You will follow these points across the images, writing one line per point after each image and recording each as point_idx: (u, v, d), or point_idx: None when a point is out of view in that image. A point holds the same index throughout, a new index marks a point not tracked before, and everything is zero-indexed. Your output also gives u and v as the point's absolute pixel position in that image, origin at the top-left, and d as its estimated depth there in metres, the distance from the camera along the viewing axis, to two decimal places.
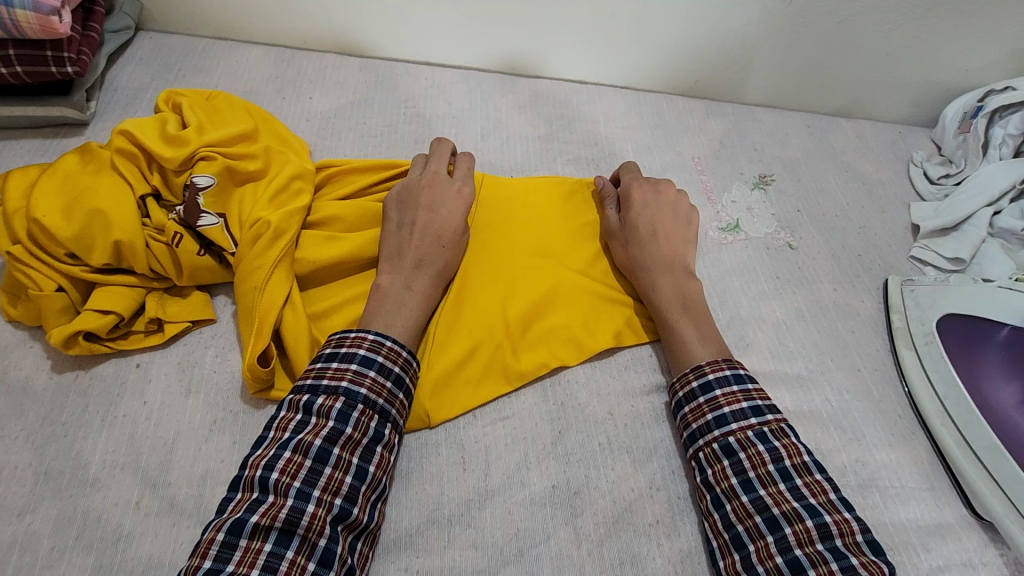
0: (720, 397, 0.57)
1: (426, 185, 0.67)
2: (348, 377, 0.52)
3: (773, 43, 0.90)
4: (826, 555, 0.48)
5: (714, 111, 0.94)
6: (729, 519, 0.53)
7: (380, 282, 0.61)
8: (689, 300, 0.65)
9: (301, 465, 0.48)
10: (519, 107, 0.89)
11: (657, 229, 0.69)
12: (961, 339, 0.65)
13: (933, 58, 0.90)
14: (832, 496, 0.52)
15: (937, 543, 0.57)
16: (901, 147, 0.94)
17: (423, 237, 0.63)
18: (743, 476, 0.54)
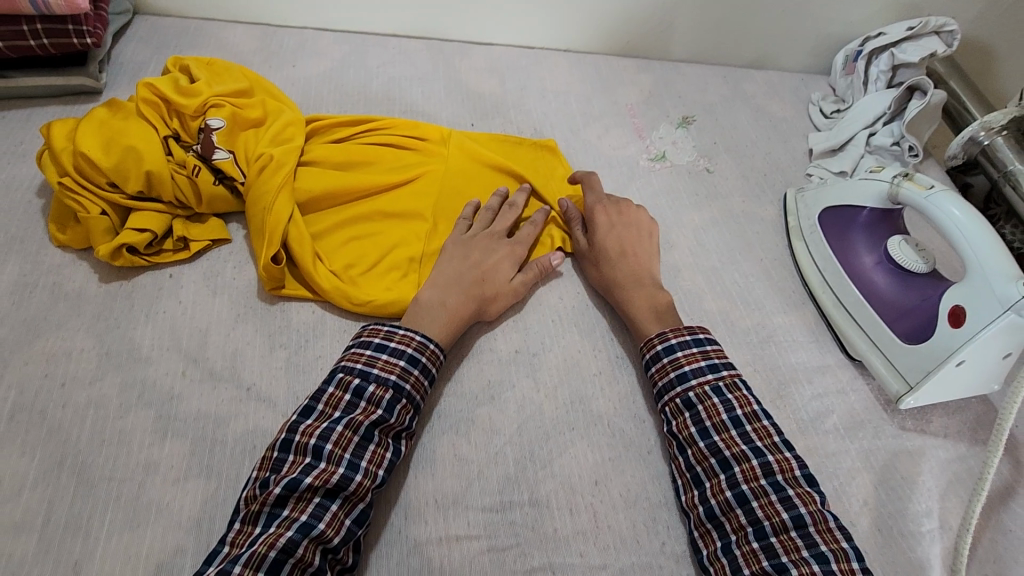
0: (682, 358, 0.65)
1: (477, 236, 0.74)
2: (396, 372, 0.60)
3: (689, 5, 1.05)
4: (767, 488, 0.56)
5: (644, 67, 1.10)
6: (690, 462, 0.61)
7: (421, 296, 0.68)
8: (663, 312, 0.71)
9: (351, 440, 0.55)
10: (476, 70, 1.03)
11: (625, 248, 0.75)
12: (835, 224, 0.80)
13: (823, 12, 1.07)
14: (777, 439, 0.60)
15: (818, 377, 0.73)
16: (803, 90, 1.11)
17: (468, 277, 0.70)
18: (701, 425, 0.61)
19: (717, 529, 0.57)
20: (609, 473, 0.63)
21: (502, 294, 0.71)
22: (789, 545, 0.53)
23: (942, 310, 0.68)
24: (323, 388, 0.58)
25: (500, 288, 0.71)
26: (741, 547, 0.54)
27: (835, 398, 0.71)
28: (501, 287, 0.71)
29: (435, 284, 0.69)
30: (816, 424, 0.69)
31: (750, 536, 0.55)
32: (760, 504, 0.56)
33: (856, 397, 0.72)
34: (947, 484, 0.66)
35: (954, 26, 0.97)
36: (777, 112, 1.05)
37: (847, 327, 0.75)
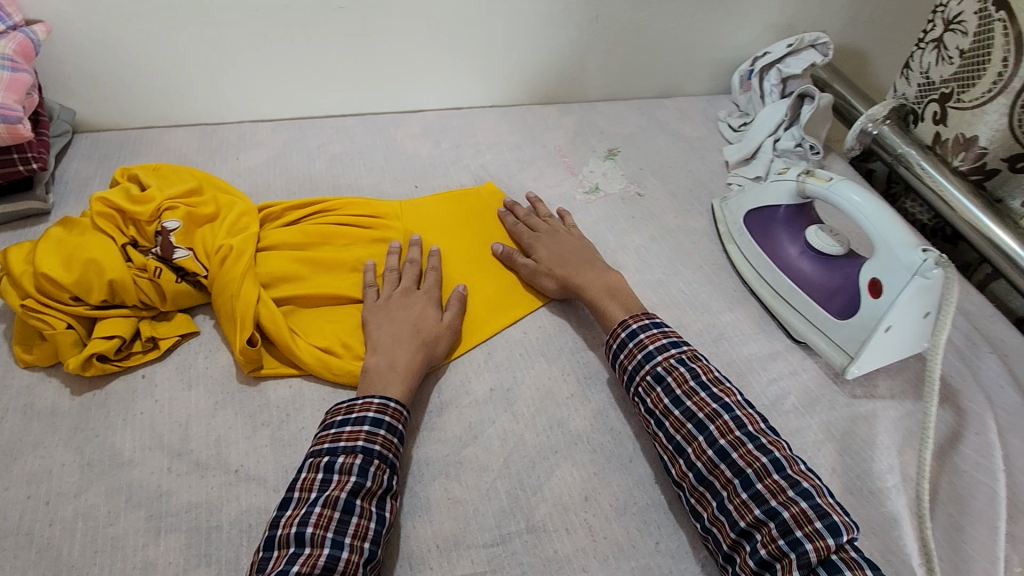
0: (646, 340, 0.70)
1: (392, 296, 0.77)
2: (363, 437, 0.61)
3: (595, 52, 1.17)
4: (743, 439, 0.61)
5: (566, 111, 1.19)
6: (670, 433, 0.65)
7: (369, 364, 0.69)
8: (616, 288, 0.78)
9: (331, 518, 0.56)
10: (412, 135, 1.10)
11: (565, 254, 0.84)
12: (759, 224, 0.88)
13: (712, 42, 1.20)
14: (740, 398, 0.66)
15: (771, 363, 0.79)
16: (710, 111, 1.22)
17: (402, 333, 0.72)
18: (673, 395, 0.66)
19: (709, 489, 0.60)
20: (597, 488, 0.66)
21: (442, 334, 0.74)
22: (774, 489, 0.57)
23: (862, 286, 0.75)
24: (298, 477, 0.59)
25: (438, 330, 0.74)
26: (733, 501, 0.58)
27: (789, 380, 0.77)
28: (436, 328, 0.74)
29: (378, 350, 0.71)
30: (776, 406, 0.74)
31: (739, 488, 0.58)
32: (739, 455, 0.60)
33: (808, 375, 0.78)
34: (902, 439, 0.72)
35: (825, 38, 1.11)
36: (690, 134, 1.17)
37: (787, 314, 0.82)
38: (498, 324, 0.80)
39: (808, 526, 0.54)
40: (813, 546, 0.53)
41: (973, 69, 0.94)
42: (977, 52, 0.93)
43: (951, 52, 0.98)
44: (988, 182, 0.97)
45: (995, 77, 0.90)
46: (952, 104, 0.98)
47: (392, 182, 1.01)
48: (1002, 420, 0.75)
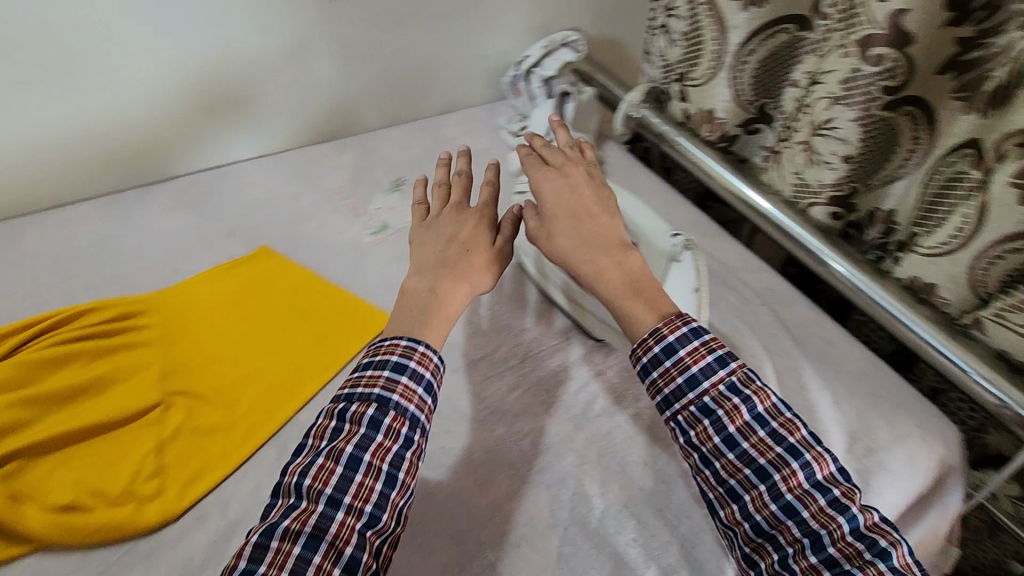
0: (686, 357, 0.62)
1: (443, 215, 0.75)
2: (381, 384, 0.59)
3: (358, 82, 1.11)
4: (812, 493, 0.57)
5: (344, 146, 1.12)
6: (721, 476, 0.60)
7: (408, 286, 0.68)
8: (638, 281, 0.67)
9: (332, 472, 0.54)
10: (167, 209, 0.96)
11: (578, 214, 0.71)
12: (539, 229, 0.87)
13: (476, 51, 1.19)
14: (804, 432, 0.60)
15: (578, 370, 0.79)
16: (493, 120, 1.22)
17: (448, 247, 0.70)
18: (724, 433, 0.60)
19: (770, 542, 0.58)
20: (418, 563, 0.62)
21: (487, 262, 0.71)
22: (849, 552, 0.55)
23: None
24: (315, 425, 0.59)
25: (486, 256, 0.71)
26: (800, 562, 0.56)
27: (596, 382, 0.78)
28: (485, 254, 0.71)
29: (419, 272, 0.69)
30: (587, 414, 0.74)
31: (807, 551, 0.56)
32: (810, 513, 0.56)
33: (613, 372, 0.79)
34: None
35: (574, 36, 1.17)
36: (475, 147, 1.15)
37: (583, 316, 0.82)
38: (284, 414, 0.71)
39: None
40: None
41: (695, 49, 1.02)
42: (694, 34, 1.00)
43: (675, 34, 1.04)
44: (733, 146, 1.08)
45: (712, 55, 0.99)
46: (688, 83, 1.06)
47: (145, 271, 0.88)
48: (778, 365, 0.82)
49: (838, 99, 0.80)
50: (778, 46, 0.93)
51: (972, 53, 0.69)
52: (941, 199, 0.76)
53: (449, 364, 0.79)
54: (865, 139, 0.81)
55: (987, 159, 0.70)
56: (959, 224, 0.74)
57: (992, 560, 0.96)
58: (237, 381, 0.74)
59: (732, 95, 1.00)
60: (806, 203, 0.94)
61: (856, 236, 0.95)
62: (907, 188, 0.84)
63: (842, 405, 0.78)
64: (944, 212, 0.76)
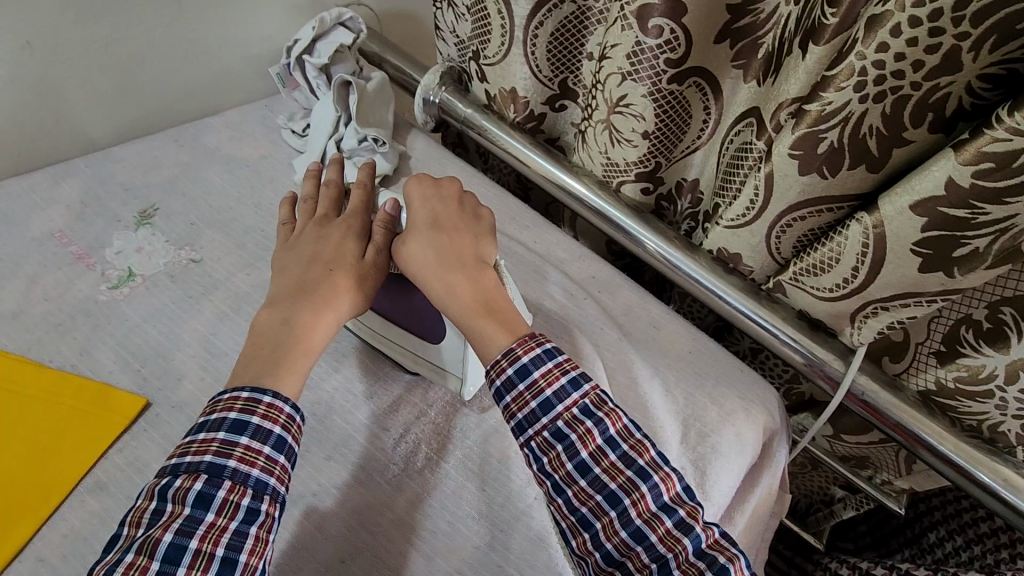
0: (540, 381, 0.57)
1: (309, 229, 0.72)
2: (214, 447, 0.52)
3: (63, 87, 0.85)
4: (660, 515, 0.53)
5: (63, 173, 0.86)
6: (574, 504, 0.55)
7: (263, 319, 0.62)
8: (492, 300, 0.62)
9: (146, 569, 0.46)
10: None
11: (439, 225, 0.67)
12: None
13: (230, 34, 0.97)
14: (654, 452, 0.56)
15: (395, 416, 0.68)
16: (271, 118, 1.02)
17: (306, 267, 0.66)
18: (577, 459, 0.55)
19: (620, 570, 0.53)
20: None
21: (359, 276, 0.66)
22: (692, 573, 0.51)
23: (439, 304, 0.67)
24: (133, 508, 0.51)
25: (354, 271, 0.66)
26: None
27: (417, 426, 0.67)
28: (352, 267, 0.66)
29: (276, 300, 0.64)
30: (408, 469, 0.64)
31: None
32: (658, 536, 0.52)
33: (435, 410, 0.69)
34: None
35: (348, 13, 1.01)
36: (250, 154, 0.96)
37: (391, 350, 0.71)
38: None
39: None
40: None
41: (483, 24, 0.92)
42: (477, 7, 0.90)
43: (461, 8, 0.94)
44: (543, 125, 1.01)
45: (501, 30, 0.89)
46: (483, 61, 0.96)
47: None
48: (610, 363, 0.78)
49: (627, 75, 0.74)
50: (565, 17, 0.84)
51: (741, 20, 0.67)
52: (735, 169, 0.75)
53: None
54: (660, 114, 0.77)
55: (767, 128, 0.68)
56: (751, 198, 0.72)
57: (817, 487, 1.05)
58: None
59: (530, 72, 0.92)
60: (616, 181, 0.90)
61: (668, 209, 0.94)
62: (705, 158, 0.84)
63: (672, 392, 0.77)
64: (741, 178, 0.74)
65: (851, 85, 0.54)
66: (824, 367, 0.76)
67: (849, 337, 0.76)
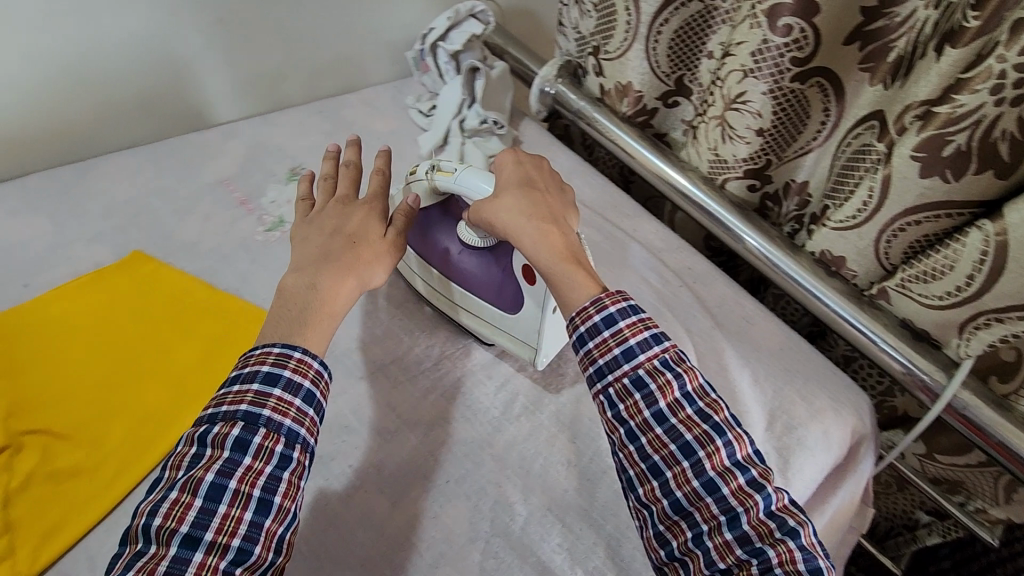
0: (625, 329, 0.58)
1: (327, 208, 0.70)
2: (249, 398, 0.53)
3: (239, 57, 0.98)
4: (733, 471, 0.54)
5: (230, 131, 0.99)
6: (645, 451, 0.56)
7: (287, 284, 0.62)
8: (579, 254, 0.64)
9: (190, 505, 0.48)
10: (10, 212, 0.82)
11: (527, 184, 0.68)
12: (418, 232, 0.77)
13: (376, 21, 1.09)
14: (728, 412, 0.57)
15: (497, 368, 0.75)
16: (401, 98, 1.13)
17: (334, 239, 0.66)
18: (654, 408, 0.56)
19: (685, 520, 0.55)
20: None
21: (380, 253, 0.67)
22: (762, 530, 0.52)
23: (517, 273, 0.70)
24: (175, 453, 0.53)
25: (377, 248, 0.67)
26: (713, 539, 0.53)
27: (517, 379, 0.74)
28: (377, 245, 0.67)
29: (299, 268, 0.63)
30: (507, 414, 0.70)
31: (722, 527, 0.53)
32: (730, 490, 0.54)
33: (534, 367, 0.75)
34: None
35: (481, 5, 1.08)
36: (382, 129, 1.07)
37: (473, 322, 0.75)
38: (167, 445, 0.65)
39: (792, 567, 0.51)
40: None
41: (607, 21, 0.97)
42: (605, 5, 0.96)
43: (587, 6, 1.00)
44: (653, 120, 1.06)
45: (625, 26, 0.95)
46: (603, 56, 1.02)
47: None
48: (699, 348, 0.81)
49: (748, 72, 0.77)
50: (690, 16, 0.89)
51: (873, 23, 0.68)
52: (851, 171, 0.76)
53: (357, 375, 0.72)
54: (776, 113, 0.80)
55: (890, 130, 0.70)
56: (864, 199, 0.72)
57: (900, 511, 1.02)
58: (115, 406, 0.67)
59: (648, 67, 0.97)
60: (721, 178, 0.93)
61: (773, 210, 0.95)
62: (817, 160, 0.84)
63: (761, 384, 0.78)
64: (856, 180, 0.76)
65: (987, 88, 0.56)
66: (924, 377, 0.75)
67: (955, 348, 0.75)
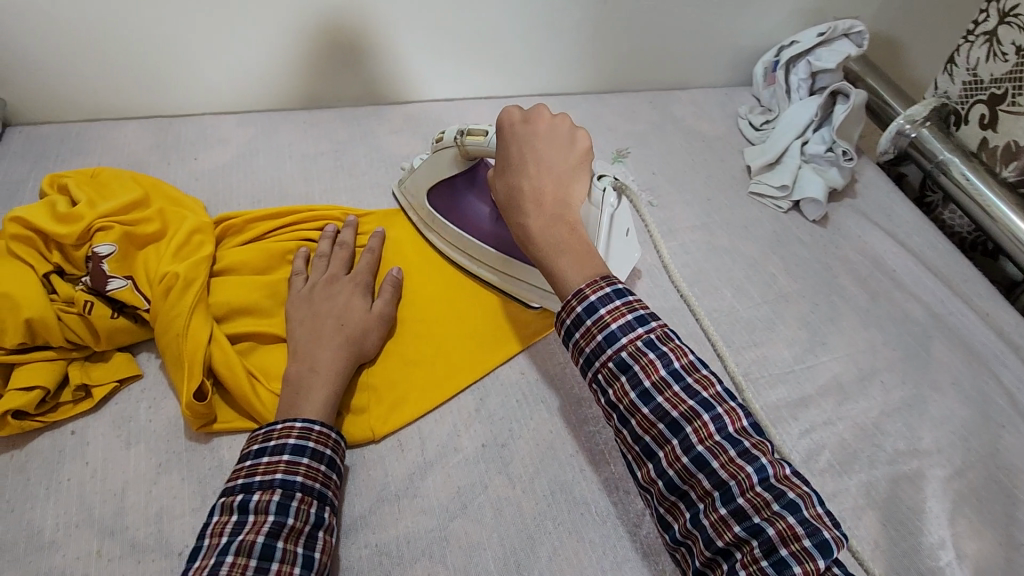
0: (605, 315, 0.49)
1: (317, 285, 0.69)
2: (283, 467, 0.52)
3: (605, 35, 1.03)
4: (724, 444, 0.45)
5: (570, 103, 1.07)
6: (636, 434, 0.48)
7: (289, 372, 0.60)
8: (570, 243, 0.54)
9: (246, 566, 0.46)
10: (396, 131, 0.98)
11: (526, 156, 0.59)
12: (445, 208, 0.78)
13: (736, 27, 1.07)
14: (721, 388, 0.48)
15: (802, 411, 0.70)
16: (730, 106, 1.10)
17: (326, 321, 0.65)
18: (640, 388, 0.47)
19: (682, 501, 0.46)
20: (607, 570, 0.56)
21: (370, 328, 0.67)
22: (758, 503, 0.43)
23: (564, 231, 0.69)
24: (209, 523, 0.50)
25: (366, 323, 0.67)
26: (709, 516, 0.44)
27: (824, 432, 0.68)
28: (364, 321, 0.67)
29: (297, 352, 0.62)
30: (810, 464, 0.66)
31: (717, 503, 0.44)
32: (720, 463, 0.45)
33: (844, 426, 0.69)
34: (952, 505, 0.64)
35: (860, 27, 0.99)
36: (709, 132, 1.05)
37: (519, 287, 0.75)
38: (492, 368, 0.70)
39: (796, 545, 0.41)
40: (803, 571, 0.41)
41: None
42: None
43: (1007, 48, 0.87)
44: None
45: None
46: (1004, 107, 0.88)
47: (373, 187, 0.90)
48: None
49: None
50: None
51: None
52: None
53: None
54: None
55: None
56: None
57: None
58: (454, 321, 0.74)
59: None
60: None
61: None
62: None
63: None
64: None
65: None
66: None
67: None
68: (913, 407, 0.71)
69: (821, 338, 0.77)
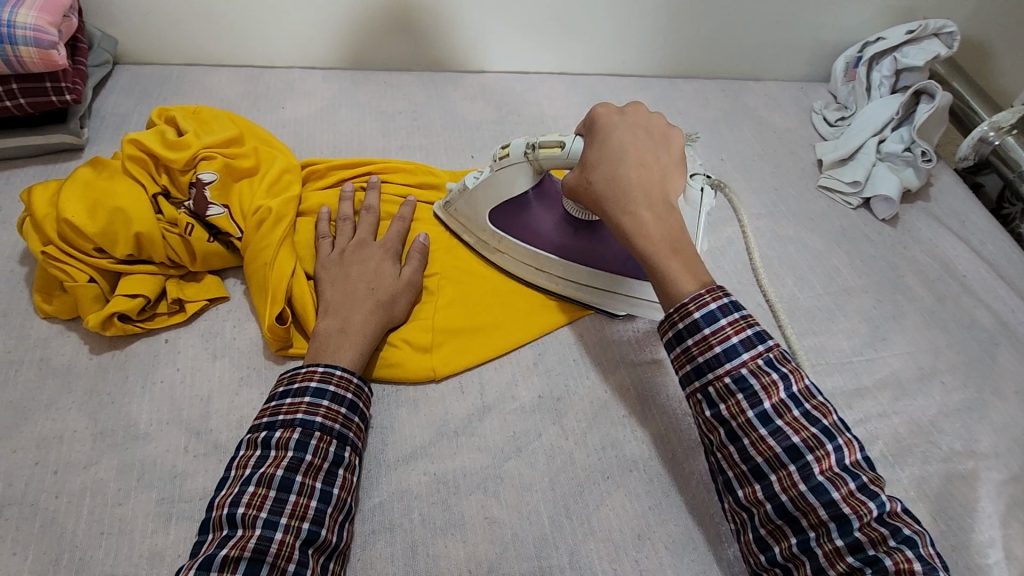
0: (727, 327, 0.52)
1: (347, 249, 0.68)
2: (303, 408, 0.55)
3: (684, 20, 1.03)
4: (843, 475, 0.48)
5: (642, 85, 1.08)
6: (747, 453, 0.51)
7: (318, 327, 0.62)
8: (678, 240, 0.57)
9: (266, 497, 0.50)
10: (471, 97, 1.00)
11: (629, 151, 0.60)
12: (513, 229, 0.72)
13: (819, 20, 1.06)
14: (836, 417, 0.51)
15: (858, 401, 0.70)
16: (805, 100, 1.09)
17: (356, 285, 0.65)
18: (759, 408, 0.50)
19: (790, 525, 0.49)
20: (652, 525, 0.58)
21: (401, 292, 0.67)
22: (874, 537, 0.46)
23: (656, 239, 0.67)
24: (237, 455, 0.54)
25: (395, 288, 0.67)
26: (822, 546, 0.47)
27: (878, 423, 0.68)
28: (394, 286, 0.67)
29: (328, 311, 0.63)
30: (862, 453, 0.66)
31: (833, 534, 0.47)
32: (841, 496, 0.47)
33: (899, 420, 0.69)
34: (1006, 508, 0.63)
35: (952, 27, 0.96)
36: (781, 124, 1.04)
37: (589, 291, 0.73)
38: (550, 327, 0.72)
39: None
40: None
41: None
42: None
43: None
44: None
45: None
46: None
47: (447, 148, 0.93)
48: None
49: None
50: None
51: None
52: None
53: None
54: None
55: None
56: None
57: None
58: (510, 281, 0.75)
59: None
60: None
61: None
62: None
63: None
64: None
65: None
66: None
67: None
68: (972, 410, 0.70)
69: (882, 334, 0.77)
